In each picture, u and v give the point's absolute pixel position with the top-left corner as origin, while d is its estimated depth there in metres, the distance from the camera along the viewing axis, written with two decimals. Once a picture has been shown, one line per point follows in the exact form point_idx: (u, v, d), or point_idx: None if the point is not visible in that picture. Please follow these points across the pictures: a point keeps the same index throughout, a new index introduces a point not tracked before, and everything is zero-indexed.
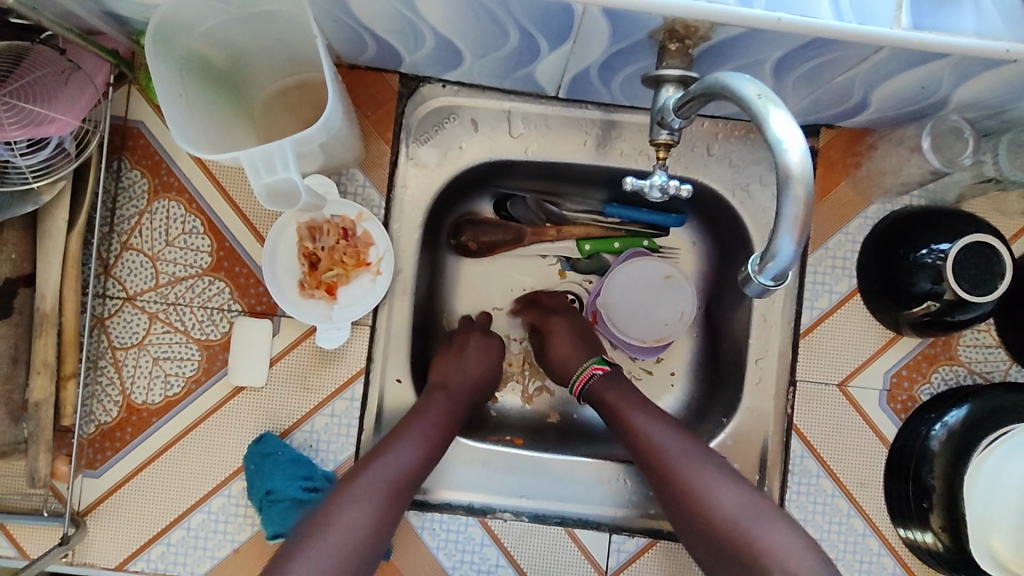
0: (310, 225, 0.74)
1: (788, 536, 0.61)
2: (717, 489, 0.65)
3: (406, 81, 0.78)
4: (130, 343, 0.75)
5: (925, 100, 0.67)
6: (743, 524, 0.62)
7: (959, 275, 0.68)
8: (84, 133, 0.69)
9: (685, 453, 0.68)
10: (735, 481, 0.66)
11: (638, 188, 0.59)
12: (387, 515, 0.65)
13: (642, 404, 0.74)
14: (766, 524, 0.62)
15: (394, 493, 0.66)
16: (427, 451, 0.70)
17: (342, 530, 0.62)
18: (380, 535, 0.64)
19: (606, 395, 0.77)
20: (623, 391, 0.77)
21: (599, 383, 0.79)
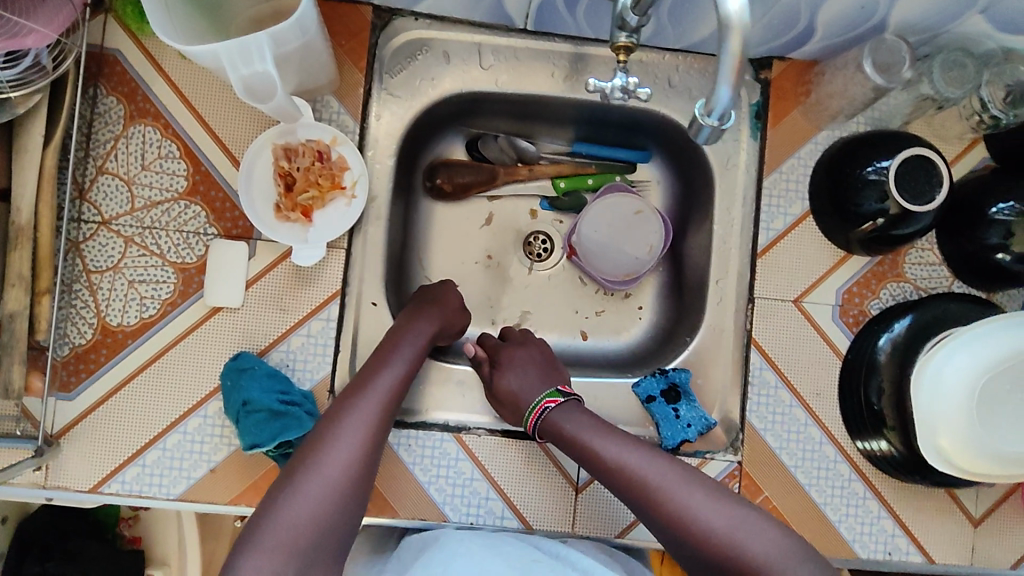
0: (286, 147, 0.76)
1: (771, 532, 0.63)
2: (682, 491, 0.66)
3: (379, 13, 0.81)
4: (105, 267, 0.76)
5: (865, 21, 0.73)
6: (708, 518, 0.64)
7: (901, 187, 0.74)
8: (61, 51, 0.70)
9: (674, 477, 0.68)
10: (705, 485, 0.67)
11: (601, 89, 0.62)
12: (373, 441, 0.68)
13: (607, 430, 0.73)
14: (729, 516, 0.64)
15: (380, 422, 0.69)
16: (408, 379, 0.74)
17: (332, 460, 0.65)
18: (370, 456, 0.67)
19: (564, 425, 0.74)
20: (583, 421, 0.74)
21: (555, 411, 0.76)
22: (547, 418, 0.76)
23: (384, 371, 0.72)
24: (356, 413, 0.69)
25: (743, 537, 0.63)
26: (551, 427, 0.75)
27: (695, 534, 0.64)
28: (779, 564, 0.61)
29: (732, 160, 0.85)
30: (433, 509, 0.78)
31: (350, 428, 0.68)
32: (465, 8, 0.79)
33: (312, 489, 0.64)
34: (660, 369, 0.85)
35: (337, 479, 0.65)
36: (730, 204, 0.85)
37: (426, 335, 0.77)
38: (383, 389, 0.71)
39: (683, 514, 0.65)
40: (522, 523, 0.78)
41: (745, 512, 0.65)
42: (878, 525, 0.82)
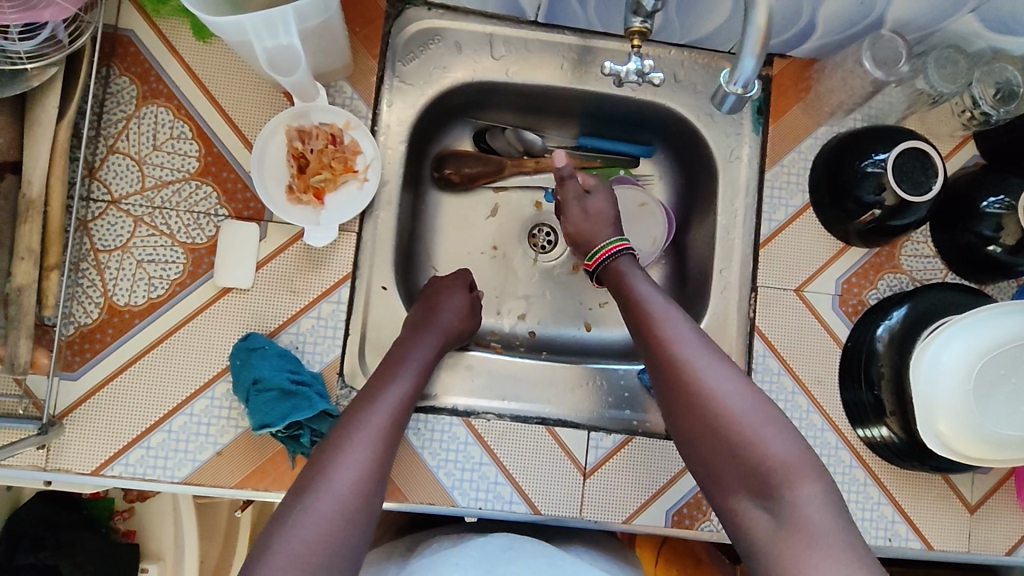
0: (300, 129, 0.77)
1: (788, 440, 0.62)
2: (709, 372, 0.66)
3: (393, 2, 0.82)
4: (113, 246, 0.75)
5: (863, 18, 0.76)
6: (727, 405, 0.64)
7: (898, 179, 0.76)
8: (78, 27, 0.70)
9: (707, 355, 0.67)
10: (734, 373, 0.66)
11: (616, 73, 0.64)
12: (384, 453, 0.66)
13: (658, 295, 0.74)
14: (747, 407, 0.64)
15: (388, 436, 0.67)
16: (414, 392, 0.72)
17: (343, 471, 0.63)
18: (381, 468, 0.65)
19: (633, 285, 0.76)
20: (640, 284, 0.76)
21: (623, 263, 0.79)
22: (614, 264, 0.80)
23: (393, 383, 0.71)
24: (366, 420, 0.67)
25: (760, 434, 0.62)
26: (618, 278, 0.78)
27: (713, 416, 0.64)
28: (794, 471, 0.61)
29: (735, 153, 0.87)
30: (441, 493, 0.78)
31: (360, 439, 0.65)
32: None
33: (324, 503, 0.60)
34: None
35: (347, 492, 0.62)
36: (733, 196, 0.87)
37: (427, 358, 0.76)
38: (392, 400, 0.70)
39: (704, 395, 0.65)
40: (530, 508, 0.78)
41: (766, 409, 0.64)
42: (878, 511, 0.84)
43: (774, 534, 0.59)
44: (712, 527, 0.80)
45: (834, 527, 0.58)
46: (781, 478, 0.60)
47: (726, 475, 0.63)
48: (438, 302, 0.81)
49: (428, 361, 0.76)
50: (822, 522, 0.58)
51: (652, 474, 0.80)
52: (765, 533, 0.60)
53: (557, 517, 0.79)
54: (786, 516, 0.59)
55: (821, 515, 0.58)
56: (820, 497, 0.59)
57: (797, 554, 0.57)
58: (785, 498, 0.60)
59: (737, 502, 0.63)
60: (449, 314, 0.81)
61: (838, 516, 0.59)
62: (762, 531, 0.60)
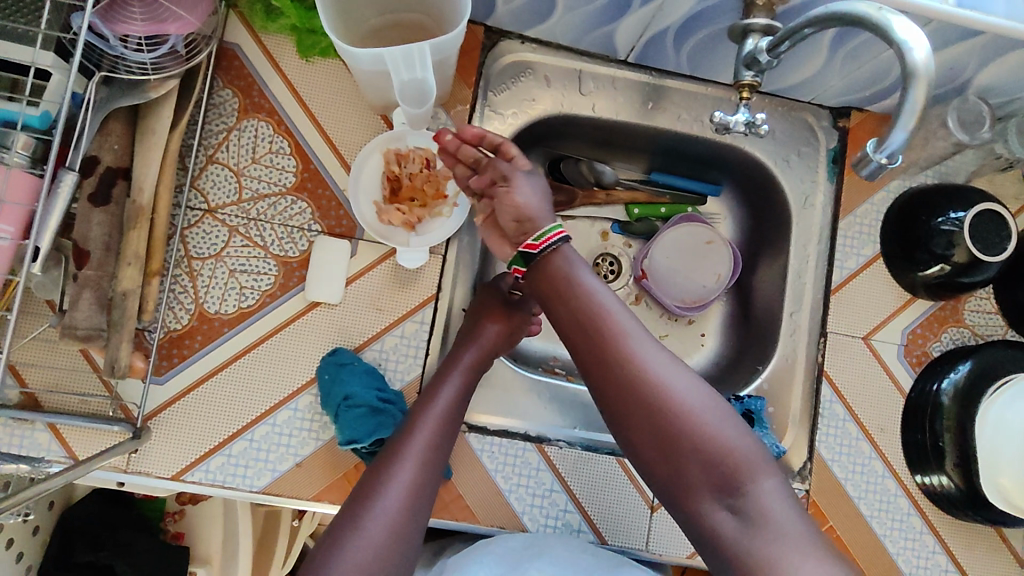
0: (398, 152, 0.78)
1: (745, 436, 0.62)
2: (663, 373, 0.63)
3: (489, 34, 0.85)
4: (208, 254, 0.77)
5: (949, 82, 0.79)
6: (688, 405, 0.62)
7: (973, 238, 0.78)
8: (196, 40, 0.72)
9: (648, 351, 0.64)
10: (676, 364, 0.64)
11: (724, 123, 0.66)
12: (426, 478, 0.68)
13: (571, 288, 0.67)
14: (704, 405, 0.62)
15: (426, 461, 0.68)
16: (460, 403, 0.74)
17: (392, 491, 0.65)
18: (428, 483, 0.68)
19: (565, 271, 0.68)
20: (560, 273, 0.68)
21: (563, 254, 0.68)
22: (552, 251, 0.69)
23: (431, 404, 0.72)
24: (412, 439, 0.69)
25: (716, 431, 0.61)
26: (541, 268, 0.69)
27: (670, 412, 0.61)
28: (754, 465, 0.61)
29: (810, 200, 0.89)
30: (512, 518, 0.79)
31: (407, 459, 0.67)
32: (573, 36, 0.83)
33: (374, 522, 0.63)
34: (735, 396, 0.86)
35: (396, 510, 0.65)
36: (806, 242, 0.88)
37: (466, 373, 0.75)
38: (437, 414, 0.71)
39: (669, 396, 0.62)
40: (597, 536, 0.80)
41: (719, 405, 0.63)
42: (933, 560, 0.85)
43: (740, 534, 0.58)
44: None
45: (795, 520, 0.59)
46: (744, 474, 0.60)
47: (684, 476, 0.61)
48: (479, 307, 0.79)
49: (469, 375, 0.75)
50: (784, 515, 0.59)
51: None
52: (731, 533, 0.59)
53: (622, 548, 0.80)
54: (750, 514, 0.59)
55: (778, 514, 0.59)
56: (779, 495, 0.60)
57: (769, 557, 0.56)
58: (747, 494, 0.59)
59: (702, 503, 0.61)
60: (491, 319, 0.78)
61: (793, 507, 0.60)
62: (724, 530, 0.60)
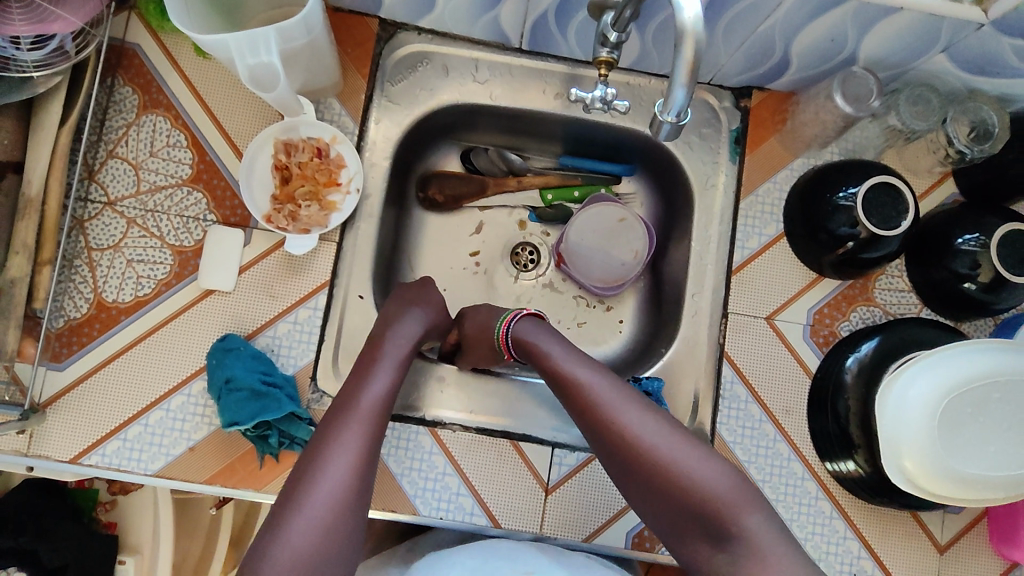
0: (287, 142, 0.81)
1: (720, 470, 0.69)
2: (642, 426, 0.70)
3: (384, 26, 0.87)
4: (106, 245, 0.79)
5: (837, 55, 0.77)
6: (674, 457, 0.69)
7: (869, 213, 0.77)
8: (86, 39, 0.75)
9: (625, 406, 0.71)
10: (653, 415, 0.72)
11: (582, 99, 0.67)
12: (370, 451, 0.69)
13: (572, 355, 0.76)
14: (691, 455, 0.69)
15: (368, 436, 0.69)
16: (390, 392, 0.73)
17: (328, 479, 0.66)
18: (368, 467, 0.68)
19: (540, 346, 0.77)
20: (548, 339, 0.78)
21: (520, 327, 0.79)
22: (515, 332, 0.80)
23: (368, 382, 0.73)
24: (349, 429, 0.69)
25: (699, 475, 0.68)
26: (520, 342, 0.79)
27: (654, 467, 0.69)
28: (734, 505, 0.67)
29: (711, 181, 0.88)
30: (404, 501, 0.79)
31: (342, 446, 0.68)
32: (465, 25, 0.84)
33: (317, 508, 0.64)
34: (635, 377, 0.86)
35: (334, 503, 0.65)
36: (709, 223, 0.88)
37: (401, 355, 0.76)
38: (374, 399, 0.71)
39: (643, 448, 0.69)
40: (491, 521, 0.80)
41: (705, 451, 0.70)
42: (844, 545, 0.83)
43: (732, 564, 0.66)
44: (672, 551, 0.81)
45: (782, 550, 0.65)
46: (727, 513, 0.67)
47: (675, 513, 0.69)
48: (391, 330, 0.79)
49: (401, 350, 0.77)
50: (769, 545, 0.65)
51: (611, 493, 0.82)
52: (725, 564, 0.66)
53: (515, 531, 0.80)
54: (742, 547, 0.66)
55: (762, 544, 0.65)
56: (758, 521, 0.67)
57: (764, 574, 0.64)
58: (735, 532, 0.66)
59: (696, 538, 0.69)
60: (419, 322, 0.80)
61: (783, 541, 0.66)
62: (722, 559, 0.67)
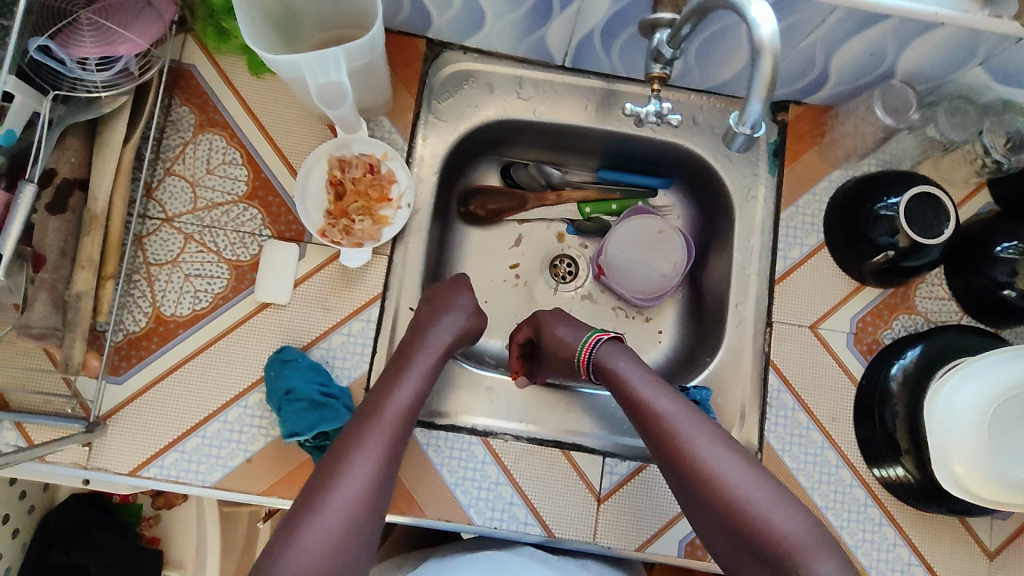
0: (341, 158, 0.83)
1: (792, 516, 0.68)
2: (716, 459, 0.71)
3: (431, 46, 0.89)
4: (165, 260, 0.81)
5: (876, 68, 0.80)
6: (744, 492, 0.69)
7: (911, 223, 0.79)
8: (148, 61, 0.77)
9: (698, 438, 0.72)
10: (727, 451, 0.72)
11: (636, 113, 0.68)
12: (389, 463, 0.70)
13: (653, 382, 0.77)
14: (763, 495, 0.69)
15: (389, 449, 0.71)
16: (416, 405, 0.75)
17: (346, 485, 0.67)
18: (385, 478, 0.69)
19: (624, 371, 0.78)
20: (631, 365, 0.79)
21: (606, 350, 0.81)
22: (597, 354, 0.81)
23: (395, 392, 0.74)
24: (371, 439, 0.70)
25: (769, 514, 0.67)
26: (601, 366, 0.80)
27: (727, 503, 0.68)
28: (805, 551, 0.65)
29: (752, 193, 0.90)
30: (458, 511, 0.80)
31: (364, 455, 0.69)
32: (510, 44, 0.87)
33: (337, 510, 0.66)
34: (682, 387, 0.87)
35: (349, 509, 0.66)
36: (750, 234, 0.90)
37: (428, 368, 0.77)
38: (400, 405, 0.73)
39: (717, 482, 0.69)
40: (544, 530, 0.81)
41: (776, 494, 0.69)
42: (894, 552, 0.83)
43: None
44: None
45: None
46: (797, 559, 0.65)
47: (740, 547, 0.68)
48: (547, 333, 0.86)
49: (428, 364, 0.78)
50: None
51: (662, 503, 0.82)
52: None
53: (568, 541, 0.81)
54: None
55: None
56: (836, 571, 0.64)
57: None
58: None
59: None
60: (456, 317, 0.82)
61: None
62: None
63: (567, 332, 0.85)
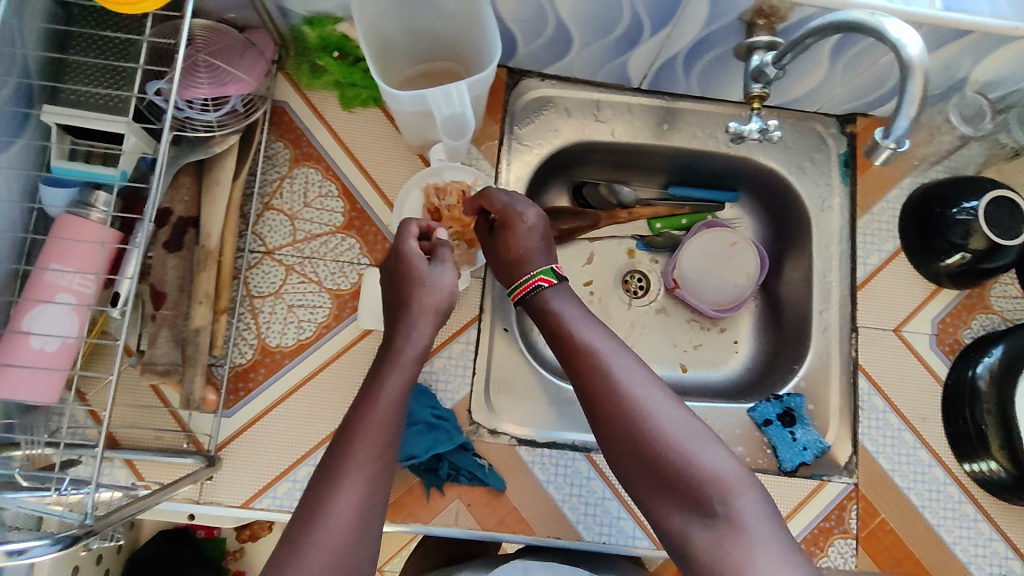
0: (437, 186, 0.84)
1: (717, 455, 0.58)
2: (645, 389, 0.62)
3: (511, 75, 0.93)
4: (268, 292, 0.83)
5: (949, 81, 0.84)
6: (661, 421, 0.60)
7: (991, 224, 0.82)
8: (252, 101, 0.81)
9: (610, 376, 0.63)
10: (640, 386, 0.62)
11: (740, 132, 0.74)
12: (383, 476, 0.61)
13: (579, 322, 0.69)
14: (677, 434, 0.59)
15: (380, 469, 0.61)
16: (405, 399, 0.66)
17: (334, 519, 0.57)
18: (377, 495, 0.60)
19: (559, 309, 0.71)
20: (576, 309, 0.71)
21: (553, 292, 0.73)
22: (541, 293, 0.73)
23: (380, 392, 0.65)
24: (356, 465, 0.60)
25: (684, 453, 0.58)
26: (540, 304, 0.73)
27: (643, 447, 0.60)
28: (729, 487, 0.57)
29: (827, 203, 0.93)
30: (567, 527, 0.80)
31: (353, 476, 0.59)
32: (590, 69, 0.91)
33: (323, 548, 0.55)
34: (774, 395, 0.91)
35: (346, 531, 0.57)
36: (828, 242, 0.93)
37: (410, 371, 0.68)
38: (378, 420, 0.63)
39: (633, 424, 0.60)
40: (652, 543, 0.81)
41: (696, 432, 0.60)
42: (991, 547, 0.85)
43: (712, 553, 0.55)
44: (830, 562, 0.82)
45: (778, 544, 0.54)
46: (716, 495, 0.56)
47: (658, 490, 0.59)
48: (514, 218, 0.77)
49: (415, 354, 0.69)
50: (765, 537, 0.54)
51: None
52: (705, 549, 0.56)
53: None
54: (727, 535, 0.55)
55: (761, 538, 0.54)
56: (756, 510, 0.56)
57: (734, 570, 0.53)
58: (721, 515, 0.56)
59: (682, 523, 0.58)
60: (419, 287, 0.71)
61: (777, 533, 0.55)
62: (702, 546, 0.56)
63: (534, 239, 0.76)
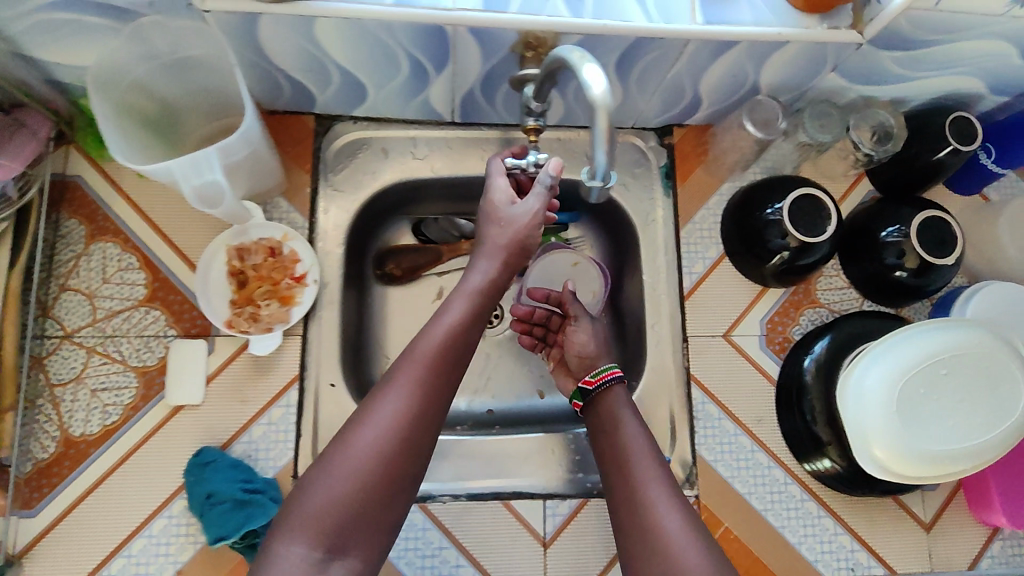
0: (239, 247, 0.83)
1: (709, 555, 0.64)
2: (660, 494, 0.68)
3: (321, 121, 0.91)
4: (68, 378, 0.79)
5: (742, 87, 0.84)
6: (668, 525, 0.66)
7: (796, 225, 0.82)
8: (27, 180, 0.78)
9: (652, 475, 0.70)
10: (674, 492, 0.69)
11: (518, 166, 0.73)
12: (403, 439, 0.64)
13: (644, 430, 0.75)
14: (680, 530, 0.66)
15: (398, 423, 0.64)
16: (457, 339, 0.68)
17: (326, 478, 0.62)
18: (396, 458, 0.63)
19: (620, 417, 0.77)
20: (627, 418, 0.76)
21: (608, 398, 0.79)
22: (599, 396, 0.80)
23: (428, 332, 0.68)
24: (373, 418, 0.64)
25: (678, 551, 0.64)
26: (604, 408, 0.79)
27: (644, 533, 0.66)
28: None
29: (651, 216, 0.94)
30: None
31: (361, 439, 0.63)
32: (397, 109, 0.89)
33: (309, 509, 0.60)
34: None
35: (335, 501, 0.61)
36: (655, 254, 0.93)
37: (473, 308, 0.70)
38: (428, 349, 0.67)
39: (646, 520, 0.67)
40: None
41: (697, 531, 0.66)
42: (837, 542, 0.85)
43: None
44: None
45: None
46: None
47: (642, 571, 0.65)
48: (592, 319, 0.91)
49: (465, 304, 0.70)
50: None
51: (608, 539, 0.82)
52: None
53: None
54: None
55: None
56: None
57: None
58: None
59: None
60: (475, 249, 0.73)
61: None
62: None
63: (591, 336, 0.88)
